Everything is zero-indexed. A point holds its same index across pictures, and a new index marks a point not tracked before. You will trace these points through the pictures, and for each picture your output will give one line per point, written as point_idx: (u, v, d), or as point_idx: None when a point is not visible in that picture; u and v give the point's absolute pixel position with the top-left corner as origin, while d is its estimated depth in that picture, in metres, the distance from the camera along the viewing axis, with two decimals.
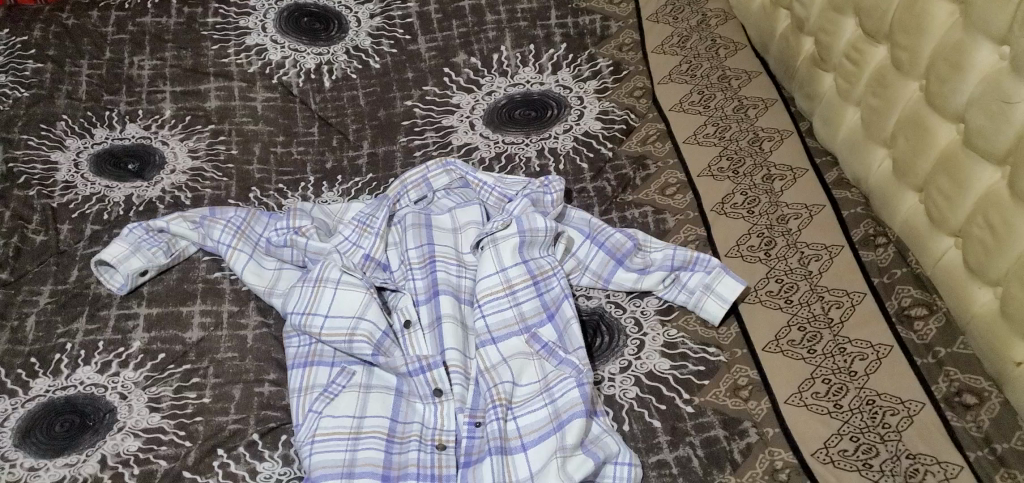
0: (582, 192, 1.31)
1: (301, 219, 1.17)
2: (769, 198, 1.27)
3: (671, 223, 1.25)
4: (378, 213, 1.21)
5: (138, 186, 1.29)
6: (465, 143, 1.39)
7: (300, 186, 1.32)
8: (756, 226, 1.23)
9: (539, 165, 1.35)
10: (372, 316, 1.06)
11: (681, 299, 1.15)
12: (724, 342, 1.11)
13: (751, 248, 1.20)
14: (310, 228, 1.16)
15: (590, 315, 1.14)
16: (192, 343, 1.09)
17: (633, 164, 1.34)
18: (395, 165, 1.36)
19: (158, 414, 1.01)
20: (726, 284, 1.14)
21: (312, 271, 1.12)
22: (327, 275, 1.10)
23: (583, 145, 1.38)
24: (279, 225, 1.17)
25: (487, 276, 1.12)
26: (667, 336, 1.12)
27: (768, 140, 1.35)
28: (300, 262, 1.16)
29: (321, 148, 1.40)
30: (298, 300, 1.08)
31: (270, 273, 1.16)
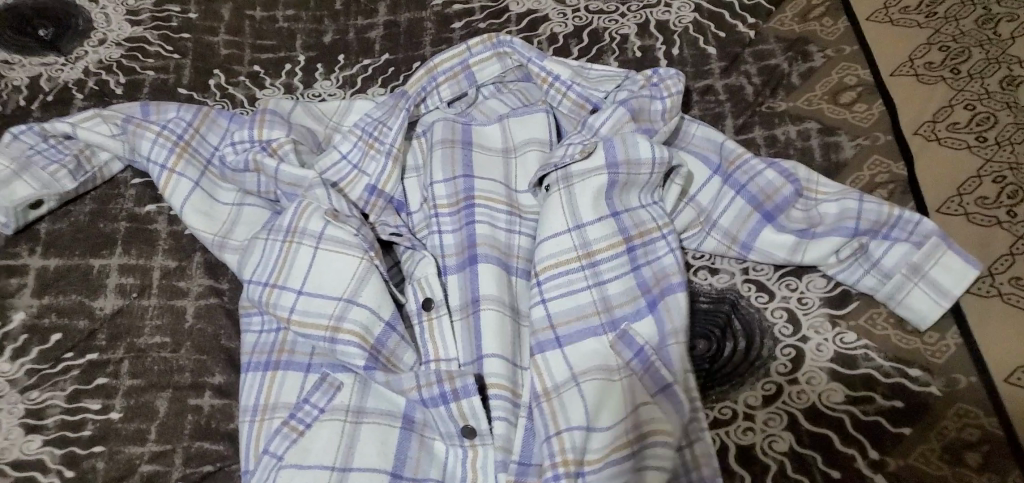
0: (706, 92, 0.85)
1: (273, 128, 0.77)
2: (1014, 117, 0.79)
3: (849, 152, 0.79)
4: (394, 123, 0.79)
5: (50, 62, 0.89)
6: (529, 10, 0.94)
7: (285, 69, 0.90)
8: (991, 163, 0.77)
9: (640, 48, 0.89)
10: (369, 300, 0.66)
11: (865, 285, 0.71)
12: (935, 364, 0.66)
13: (985, 201, 0.75)
14: (286, 144, 0.76)
15: (716, 302, 0.72)
16: (103, 318, 0.72)
17: (788, 53, 0.87)
18: (423, 41, 0.92)
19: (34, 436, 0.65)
20: (946, 266, 0.70)
21: (283, 215, 0.72)
22: (306, 225, 0.70)
23: (707, 18, 0.91)
24: (238, 138, 0.77)
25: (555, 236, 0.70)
26: (841, 344, 0.69)
27: (1006, 22, 0.88)
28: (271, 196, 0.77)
29: (318, 11, 0.96)
30: (260, 264, 0.69)
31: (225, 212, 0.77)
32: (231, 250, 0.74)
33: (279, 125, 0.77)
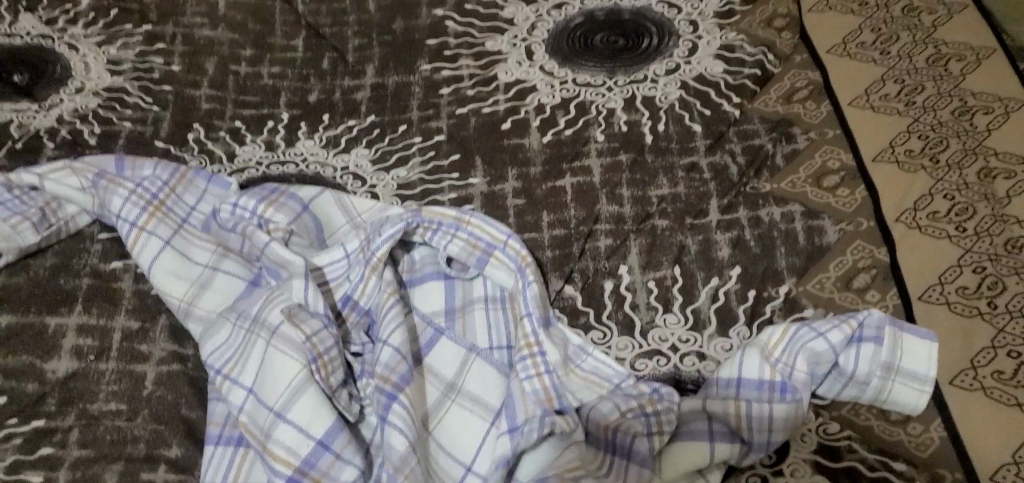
0: (691, 170, 0.85)
1: (279, 212, 0.75)
2: (991, 208, 0.80)
3: (832, 236, 0.79)
4: (385, 230, 0.71)
5: (22, 109, 0.86)
6: (517, 79, 0.94)
7: (267, 127, 0.88)
8: (972, 254, 0.77)
9: (627, 122, 0.89)
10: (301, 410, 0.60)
11: (848, 393, 0.64)
12: (921, 457, 0.63)
13: (966, 291, 0.75)
14: (283, 230, 0.74)
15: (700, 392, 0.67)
16: (56, 381, 0.68)
17: (772, 133, 0.88)
18: (409, 105, 0.91)
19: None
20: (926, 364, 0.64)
21: (253, 299, 0.69)
22: (266, 314, 0.67)
23: (693, 94, 0.92)
24: (230, 214, 0.76)
25: (528, 368, 0.65)
26: (826, 434, 0.64)
27: (983, 114, 0.89)
28: (249, 258, 0.74)
29: (304, 69, 0.94)
30: (219, 348, 0.67)
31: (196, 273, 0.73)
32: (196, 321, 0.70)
33: (286, 212, 0.75)
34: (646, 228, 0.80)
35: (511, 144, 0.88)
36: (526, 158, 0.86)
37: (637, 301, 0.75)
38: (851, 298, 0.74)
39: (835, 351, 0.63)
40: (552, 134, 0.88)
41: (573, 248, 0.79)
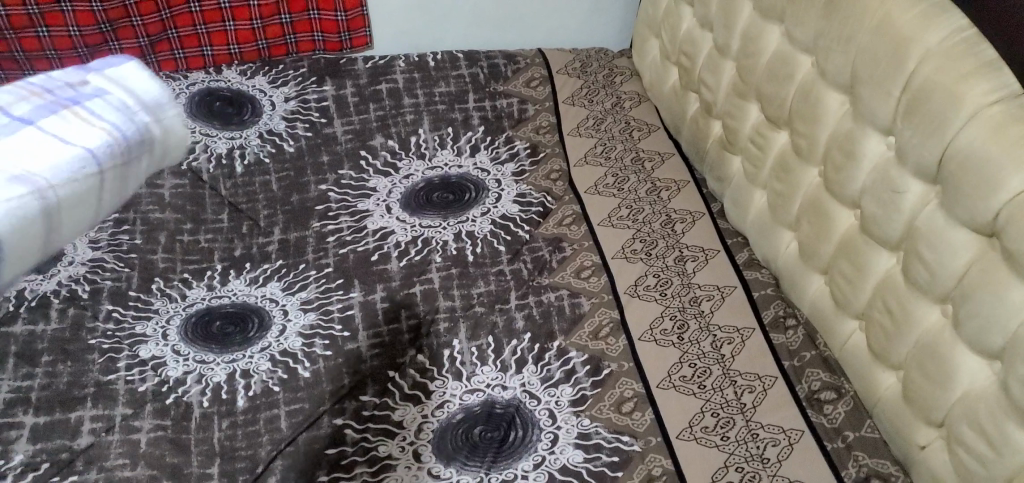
0: (499, 274, 1.30)
1: None
2: (681, 280, 1.27)
3: (587, 307, 1.24)
4: None
5: (31, 279, 1.24)
6: (380, 227, 1.38)
7: (206, 275, 1.28)
8: (669, 308, 1.23)
9: (456, 248, 1.34)
10: None
11: (582, 401, 1.11)
12: (639, 430, 1.08)
13: (665, 331, 1.20)
14: None
15: (505, 408, 1.10)
16: (80, 450, 1.02)
17: (550, 246, 1.35)
18: (306, 251, 1.33)
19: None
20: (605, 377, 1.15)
21: None
22: None
23: (501, 227, 1.38)
24: None
25: None
26: (581, 427, 1.08)
27: (680, 222, 1.37)
28: None
29: (229, 234, 1.36)
30: None
31: (159, 384, 1.11)
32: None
33: None
34: (469, 314, 1.24)
35: (378, 268, 1.30)
36: (387, 276, 1.29)
37: (464, 359, 1.17)
38: (598, 342, 1.19)
39: (547, 392, 1.13)
40: (405, 260, 1.32)
41: (423, 331, 1.21)
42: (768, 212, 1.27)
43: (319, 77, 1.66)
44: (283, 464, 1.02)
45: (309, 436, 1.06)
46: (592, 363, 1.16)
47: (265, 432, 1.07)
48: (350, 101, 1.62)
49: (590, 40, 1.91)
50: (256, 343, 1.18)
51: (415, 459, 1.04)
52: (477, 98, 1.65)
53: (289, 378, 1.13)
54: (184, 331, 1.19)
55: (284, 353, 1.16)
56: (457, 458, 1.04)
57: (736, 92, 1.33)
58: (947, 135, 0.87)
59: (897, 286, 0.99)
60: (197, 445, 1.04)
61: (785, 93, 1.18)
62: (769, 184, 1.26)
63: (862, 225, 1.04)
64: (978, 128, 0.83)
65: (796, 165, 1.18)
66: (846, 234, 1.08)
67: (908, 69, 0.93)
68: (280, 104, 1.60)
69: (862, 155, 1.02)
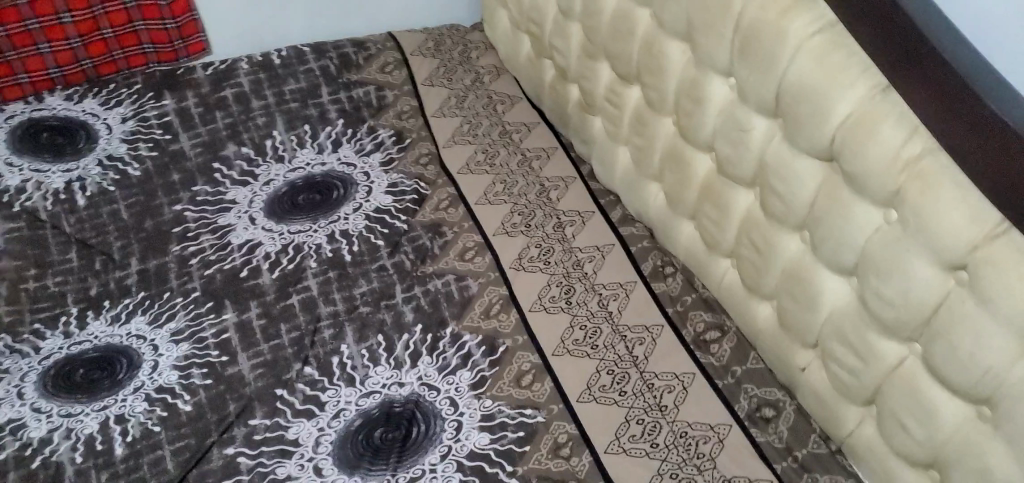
0: (380, 270, 1.27)
1: None
2: (562, 246, 1.28)
3: (473, 288, 1.23)
4: None
5: None
6: (247, 240, 1.31)
7: (60, 321, 1.18)
8: (553, 276, 1.23)
9: (331, 250, 1.29)
10: None
11: (481, 383, 1.11)
12: (540, 401, 1.08)
13: (553, 299, 1.20)
14: None
15: (405, 405, 1.08)
16: None
17: (428, 233, 1.32)
18: (169, 278, 1.25)
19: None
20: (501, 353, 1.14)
21: None
22: None
23: (375, 222, 1.34)
24: None
25: None
26: (483, 409, 1.08)
27: (553, 189, 1.38)
28: None
29: (82, 273, 1.26)
30: None
31: (21, 449, 1.02)
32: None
33: None
34: (354, 315, 1.20)
35: (250, 285, 1.24)
36: (262, 291, 1.23)
37: (356, 363, 1.13)
38: (489, 321, 1.18)
39: (446, 380, 1.11)
40: (278, 272, 1.26)
41: (307, 341, 1.16)
42: (634, 167, 1.29)
43: (156, 92, 1.56)
44: None
45: (201, 472, 1.00)
46: (487, 343, 1.16)
47: (152, 476, 1.00)
48: (195, 112, 1.52)
49: (439, 18, 1.88)
50: (126, 386, 1.10)
51: (318, 474, 1.00)
52: (331, 91, 1.59)
53: (169, 415, 1.06)
54: (44, 386, 1.09)
55: (161, 390, 1.09)
56: (361, 465, 1.01)
57: (586, 54, 1.33)
58: (779, 70, 0.90)
59: (759, 221, 1.03)
60: None
61: (630, 50, 1.20)
62: (630, 141, 1.28)
63: (720, 168, 1.07)
64: (803, 61, 0.87)
65: (651, 119, 1.20)
66: (705, 178, 1.12)
67: (736, 13, 0.95)
68: (118, 126, 1.49)
69: (709, 100, 1.05)
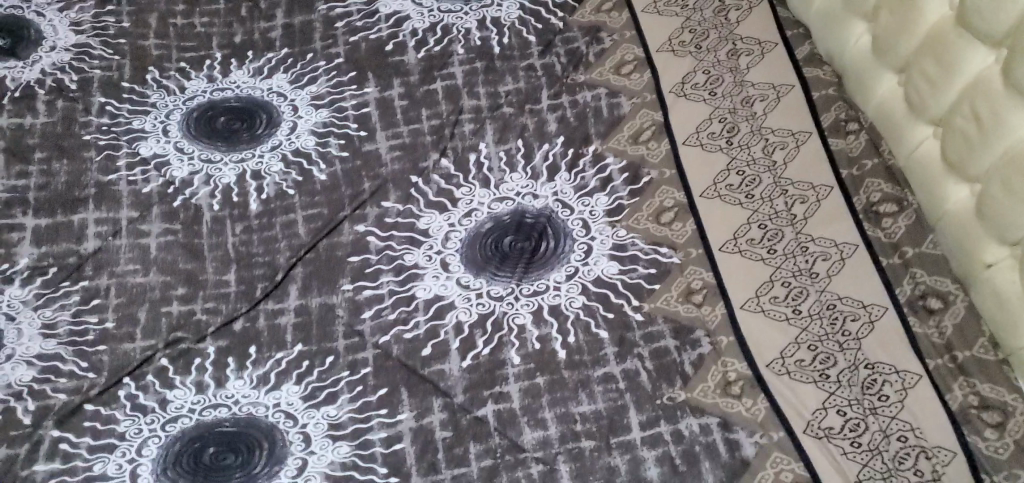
0: (529, 70, 1.17)
1: None
2: (733, 78, 1.14)
3: (626, 109, 1.12)
4: None
5: (12, 66, 1.13)
6: (394, 12, 1.23)
7: (205, 64, 1.15)
8: (717, 110, 1.11)
9: (480, 38, 1.20)
10: None
11: (619, 211, 1.03)
12: (679, 242, 1.01)
13: (713, 136, 1.09)
14: None
15: (536, 218, 1.02)
16: (88, 254, 0.97)
17: (586, 38, 1.20)
18: (314, 38, 1.19)
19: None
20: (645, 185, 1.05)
21: None
22: None
23: (530, 14, 1.23)
24: None
25: None
26: (616, 238, 1.01)
27: (735, 10, 1.22)
28: None
29: (228, 18, 1.22)
30: None
31: (164, 186, 1.03)
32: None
33: None
34: (497, 115, 1.12)
35: (394, 61, 1.17)
36: (407, 70, 1.16)
37: (492, 166, 1.07)
38: (637, 148, 1.09)
39: (582, 201, 1.04)
40: (424, 52, 1.18)
41: (446, 132, 1.10)
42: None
43: None
44: (304, 272, 0.97)
45: (330, 244, 1.00)
46: (630, 171, 1.07)
47: (283, 237, 1.00)
48: None
49: None
50: (265, 143, 1.08)
51: (443, 269, 0.98)
52: None
53: (304, 182, 1.05)
54: (187, 128, 1.08)
55: (297, 154, 1.07)
56: (486, 269, 0.98)
57: None
58: None
59: (993, 89, 0.86)
60: (209, 251, 0.98)
61: None
62: None
63: (961, 17, 0.90)
64: None
65: None
66: (936, 27, 0.94)
67: None
68: None
69: None
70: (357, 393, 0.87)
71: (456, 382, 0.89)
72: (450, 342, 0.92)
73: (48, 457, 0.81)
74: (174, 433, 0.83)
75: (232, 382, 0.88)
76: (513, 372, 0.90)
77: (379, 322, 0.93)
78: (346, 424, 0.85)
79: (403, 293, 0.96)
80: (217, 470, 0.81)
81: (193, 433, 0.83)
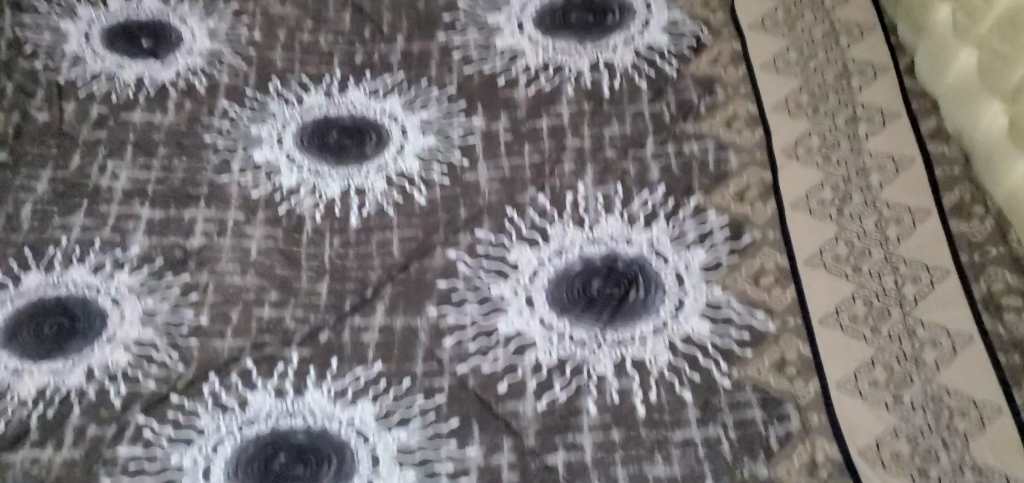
0: (637, 115, 1.16)
1: None
2: (851, 145, 1.10)
3: (733, 164, 1.10)
4: None
5: (151, 65, 1.20)
6: (510, 46, 1.24)
7: (325, 80, 1.20)
8: (830, 177, 1.07)
9: (592, 79, 1.20)
10: None
11: (716, 269, 1.00)
12: (776, 308, 0.96)
13: (822, 202, 1.05)
14: None
15: (629, 265, 1.00)
16: (193, 250, 1.01)
17: (699, 89, 1.18)
18: (429, 66, 1.22)
19: (149, 477, 0.82)
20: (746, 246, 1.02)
21: None
22: None
23: (645, 60, 1.22)
24: None
25: None
26: (709, 296, 0.97)
27: (859, 75, 1.17)
28: None
29: (351, 38, 1.26)
30: None
31: (271, 193, 1.07)
32: (146, 477, 0.82)
33: None
34: (600, 157, 1.11)
35: (504, 94, 1.18)
36: (515, 104, 1.17)
37: (589, 207, 1.06)
38: (742, 206, 1.05)
39: (678, 254, 1.01)
40: (534, 88, 1.19)
41: (546, 169, 1.10)
42: (977, 76, 1.05)
43: None
44: (391, 291, 0.98)
45: (420, 266, 1.01)
46: (732, 228, 1.04)
47: (376, 255, 1.02)
48: None
49: None
50: (371, 161, 1.10)
51: (528, 306, 0.97)
52: None
53: (403, 203, 1.07)
54: (300, 139, 1.12)
55: (400, 175, 1.09)
56: (572, 312, 0.96)
57: None
58: None
59: None
60: (305, 259, 1.01)
61: None
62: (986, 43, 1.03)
63: None
64: None
65: None
66: None
67: None
68: None
69: None
70: (430, 421, 0.87)
71: (530, 424, 0.87)
72: (527, 381, 0.90)
73: (131, 441, 0.84)
74: (249, 436, 0.85)
75: (310, 392, 0.89)
76: (588, 422, 0.87)
77: (459, 351, 0.93)
78: (416, 450, 0.85)
79: (486, 325, 0.95)
80: (286, 478, 0.82)
81: (268, 438, 0.85)
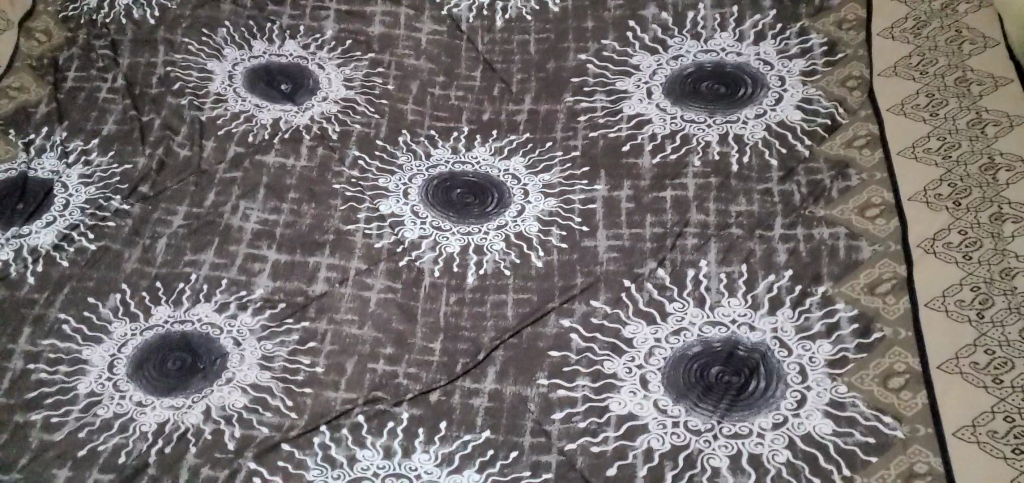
0: (765, 194, 1.13)
1: None
2: (995, 244, 1.02)
3: (865, 255, 1.05)
4: None
5: (288, 109, 1.26)
6: (637, 113, 1.24)
7: (453, 136, 1.23)
8: (970, 276, 1.00)
9: (719, 153, 1.18)
10: None
11: (842, 365, 0.96)
12: (906, 412, 0.91)
13: (961, 303, 0.98)
14: None
15: (750, 352, 0.97)
16: (315, 296, 1.04)
17: (832, 172, 1.14)
18: (556, 127, 1.23)
19: None
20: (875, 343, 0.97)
21: None
22: None
23: (775, 136, 1.19)
24: None
25: None
26: (834, 394, 0.93)
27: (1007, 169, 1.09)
28: None
29: (480, 95, 1.28)
30: None
31: (394, 244, 1.09)
32: None
33: None
34: (723, 235, 1.09)
35: (628, 162, 1.18)
36: (639, 173, 1.16)
37: (710, 286, 1.04)
38: (873, 299, 1.01)
39: (802, 346, 0.98)
40: (659, 158, 1.18)
41: (667, 243, 1.09)
42: None
43: None
44: (504, 356, 0.98)
45: (534, 333, 1.00)
46: (861, 322, 0.99)
47: (491, 316, 1.02)
48: None
49: None
50: (492, 220, 1.12)
51: (642, 385, 0.95)
52: None
53: (521, 266, 1.07)
54: (425, 194, 1.15)
55: (520, 237, 1.10)
56: (688, 397, 0.94)
57: None
58: None
59: None
60: (422, 315, 1.02)
61: None
62: None
63: None
64: None
65: None
66: None
67: None
68: None
69: None
70: None
71: None
72: (637, 467, 0.88)
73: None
74: None
75: (417, 454, 0.89)
76: None
77: (568, 426, 0.92)
78: None
79: (597, 402, 0.94)
80: None
81: None
